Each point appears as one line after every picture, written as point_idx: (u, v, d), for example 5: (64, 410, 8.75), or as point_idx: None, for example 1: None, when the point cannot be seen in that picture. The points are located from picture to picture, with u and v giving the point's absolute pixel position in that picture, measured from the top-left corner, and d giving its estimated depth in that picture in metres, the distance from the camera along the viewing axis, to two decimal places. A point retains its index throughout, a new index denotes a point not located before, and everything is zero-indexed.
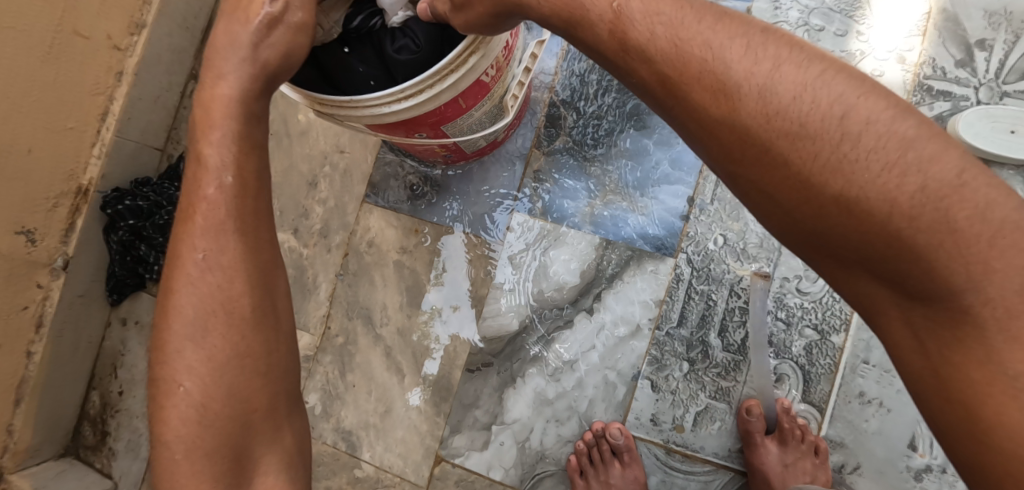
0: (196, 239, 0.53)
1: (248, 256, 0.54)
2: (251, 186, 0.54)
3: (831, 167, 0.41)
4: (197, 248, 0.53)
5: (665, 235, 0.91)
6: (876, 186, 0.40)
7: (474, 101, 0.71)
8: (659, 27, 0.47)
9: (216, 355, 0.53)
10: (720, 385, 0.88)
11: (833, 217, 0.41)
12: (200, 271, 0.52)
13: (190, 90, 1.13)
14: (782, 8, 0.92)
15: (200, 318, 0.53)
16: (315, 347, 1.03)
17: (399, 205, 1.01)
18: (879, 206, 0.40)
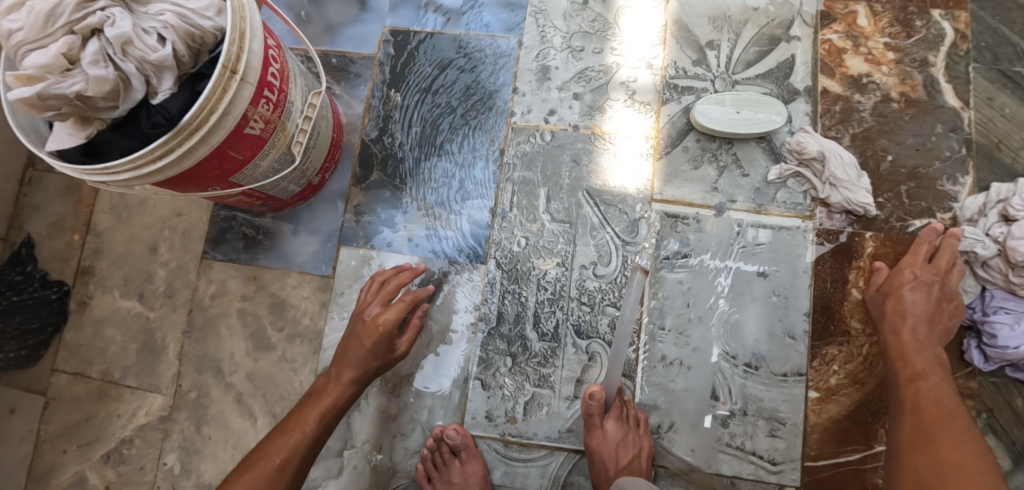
0: (315, 413, 0.87)
1: (299, 455, 0.83)
2: (380, 353, 0.91)
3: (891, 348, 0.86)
4: (311, 419, 0.86)
5: (475, 245, 1.01)
6: (935, 388, 0.80)
7: (252, 152, 0.80)
8: (903, 330, 0.86)
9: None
10: (542, 373, 0.96)
11: (930, 447, 0.75)
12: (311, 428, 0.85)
13: (28, 177, 1.16)
14: (547, 37, 1.06)
15: (262, 480, 0.79)
16: (170, 407, 1.05)
17: (236, 256, 1.07)
18: (921, 426, 0.77)
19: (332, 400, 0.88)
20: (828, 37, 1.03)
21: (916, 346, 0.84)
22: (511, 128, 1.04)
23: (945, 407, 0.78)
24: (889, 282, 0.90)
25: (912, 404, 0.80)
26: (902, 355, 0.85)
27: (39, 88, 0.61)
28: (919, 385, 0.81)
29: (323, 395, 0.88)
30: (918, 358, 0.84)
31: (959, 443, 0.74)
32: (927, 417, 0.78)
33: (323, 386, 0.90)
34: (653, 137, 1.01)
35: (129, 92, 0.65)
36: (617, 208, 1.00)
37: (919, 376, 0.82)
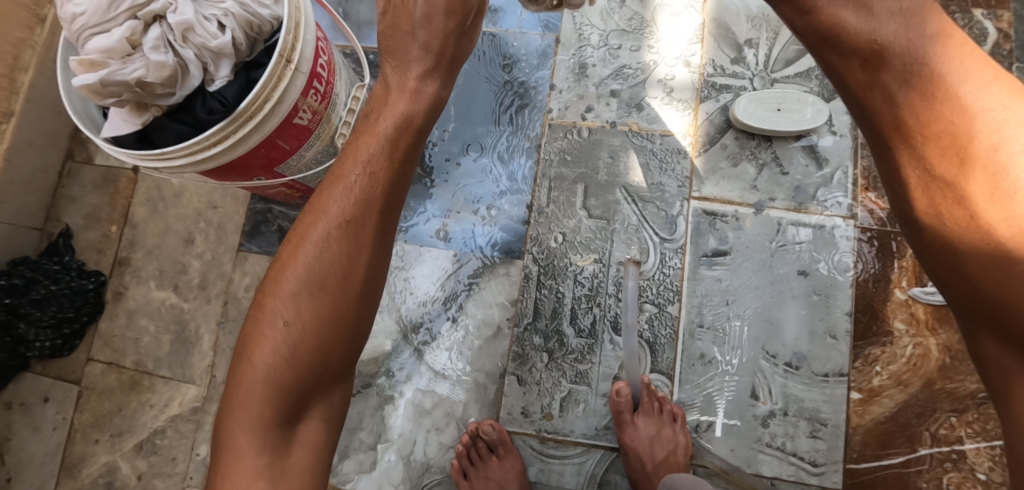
0: (325, 223, 0.63)
1: (367, 233, 0.63)
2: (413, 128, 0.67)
3: (871, 76, 0.56)
4: (325, 225, 0.63)
5: (511, 240, 1.01)
6: (958, 90, 0.53)
7: (298, 142, 0.80)
8: (940, 111, 0.53)
9: (319, 314, 0.61)
10: (579, 369, 0.95)
11: (1011, 261, 0.50)
12: (323, 241, 0.62)
13: (66, 170, 1.18)
14: (584, 34, 1.07)
15: (311, 266, 0.62)
16: (203, 397, 1.05)
17: (272, 248, 1.08)
18: (995, 231, 0.51)
19: (385, 166, 0.64)
20: None
21: (908, 30, 0.54)
22: (547, 124, 1.04)
23: (1018, 192, 0.50)
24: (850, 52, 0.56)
25: (956, 154, 0.52)
26: (934, 77, 0.54)
27: (103, 75, 0.62)
28: (978, 169, 0.52)
29: (368, 137, 0.65)
30: (964, 76, 0.53)
31: (1011, 163, 0.50)
32: (953, 139, 0.53)
33: (335, 174, 0.65)
34: (691, 134, 1.01)
35: (187, 79, 0.66)
36: (655, 204, 0.99)
37: (948, 115, 0.53)
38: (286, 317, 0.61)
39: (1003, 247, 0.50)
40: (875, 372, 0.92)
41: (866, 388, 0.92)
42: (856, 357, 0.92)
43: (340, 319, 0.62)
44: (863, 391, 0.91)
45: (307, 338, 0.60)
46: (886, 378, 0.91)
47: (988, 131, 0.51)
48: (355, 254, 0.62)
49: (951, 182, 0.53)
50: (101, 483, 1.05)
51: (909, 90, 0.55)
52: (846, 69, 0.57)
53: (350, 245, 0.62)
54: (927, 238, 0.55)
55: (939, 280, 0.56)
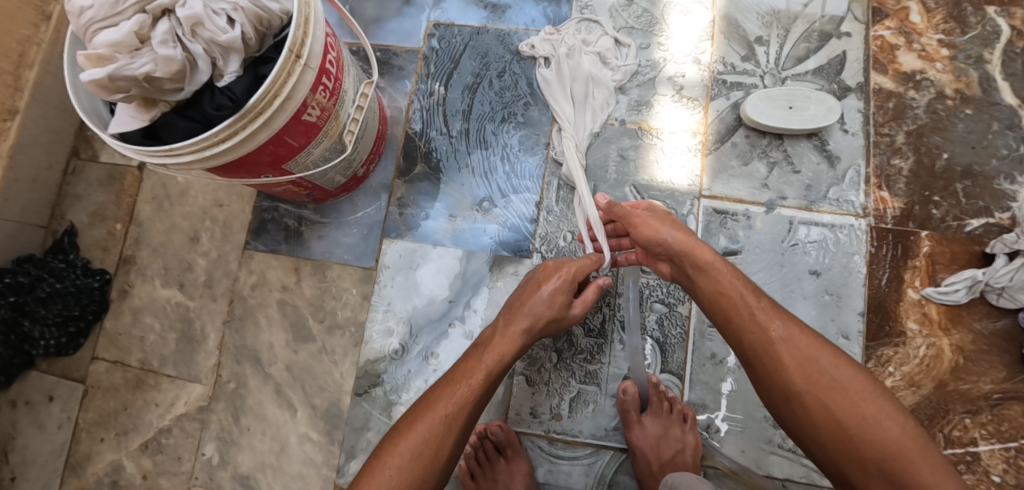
0: (459, 391, 0.77)
1: (471, 401, 0.77)
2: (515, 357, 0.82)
3: (697, 279, 0.80)
4: (455, 395, 0.76)
5: (519, 239, 1.00)
6: (739, 335, 0.75)
7: (307, 139, 0.80)
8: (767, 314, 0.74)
9: (423, 469, 0.72)
10: (588, 370, 0.95)
11: (896, 460, 0.64)
12: (449, 412, 0.75)
13: (72, 167, 1.17)
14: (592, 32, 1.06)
15: (433, 434, 0.74)
16: (208, 397, 1.04)
17: (277, 247, 1.07)
18: (869, 436, 0.66)
19: (498, 359, 0.80)
20: (880, 33, 1.01)
21: (703, 250, 0.80)
22: (556, 123, 1.04)
23: (840, 368, 0.70)
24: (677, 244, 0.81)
25: (786, 397, 0.71)
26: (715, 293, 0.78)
27: (111, 69, 0.61)
28: (810, 381, 0.70)
29: (498, 344, 0.81)
30: (750, 341, 0.74)
31: (834, 377, 0.69)
32: (784, 391, 0.71)
33: (472, 358, 0.81)
34: (701, 133, 1.00)
35: (195, 74, 0.65)
36: (665, 203, 0.98)
37: (772, 348, 0.72)
38: (408, 450, 0.73)
39: (844, 421, 0.67)
40: (888, 373, 0.91)
41: None
42: (868, 357, 0.91)
43: (436, 467, 0.73)
44: None
45: (421, 465, 0.72)
46: (898, 379, 0.90)
47: (806, 335, 0.72)
48: (448, 439, 0.74)
49: (814, 383, 0.70)
50: (106, 482, 1.05)
51: (746, 348, 0.75)
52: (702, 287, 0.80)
53: (449, 433, 0.75)
54: (781, 396, 0.72)
55: (814, 447, 0.70)
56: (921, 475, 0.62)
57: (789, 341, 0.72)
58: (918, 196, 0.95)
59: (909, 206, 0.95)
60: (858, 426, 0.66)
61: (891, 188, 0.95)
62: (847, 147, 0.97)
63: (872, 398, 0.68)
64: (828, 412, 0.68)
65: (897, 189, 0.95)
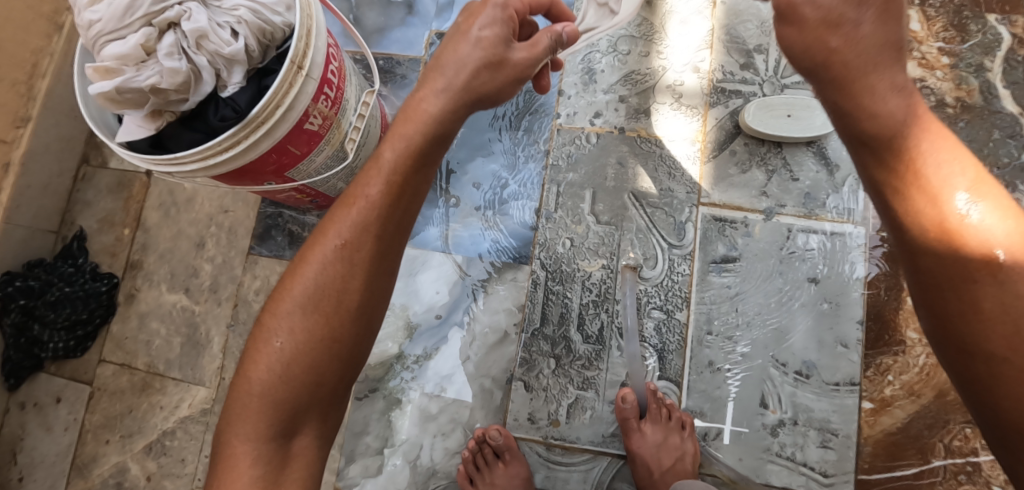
0: (338, 238, 0.61)
1: (365, 256, 0.61)
2: (396, 192, 0.62)
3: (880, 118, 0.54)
4: (337, 240, 0.61)
5: (519, 245, 1.01)
6: (914, 266, 0.54)
7: (309, 148, 0.81)
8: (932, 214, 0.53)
9: (315, 323, 0.60)
10: (586, 376, 0.95)
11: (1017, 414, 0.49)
12: (341, 249, 0.61)
13: (82, 173, 1.20)
14: (600, 63, 1.06)
15: (315, 288, 0.61)
16: (212, 399, 1.06)
17: (281, 252, 1.08)
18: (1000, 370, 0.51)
19: (396, 151, 0.63)
20: None
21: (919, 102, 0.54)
22: (555, 130, 1.05)
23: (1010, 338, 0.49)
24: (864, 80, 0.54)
25: (958, 348, 0.51)
26: (891, 148, 0.54)
27: (118, 82, 0.63)
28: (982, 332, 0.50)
29: (374, 169, 0.63)
30: (927, 266, 0.53)
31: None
32: (960, 342, 0.51)
33: (349, 193, 0.64)
34: (700, 140, 1.01)
35: (200, 85, 0.67)
36: (663, 210, 0.99)
37: (964, 282, 0.51)
38: (287, 338, 0.60)
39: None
40: (888, 382, 0.90)
41: (877, 397, 0.90)
42: (868, 366, 0.91)
43: (340, 327, 0.61)
44: (875, 401, 0.90)
45: (306, 351, 0.60)
46: (898, 388, 0.90)
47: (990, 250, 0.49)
48: (352, 283, 0.61)
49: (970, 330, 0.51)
50: (111, 483, 1.06)
51: (918, 237, 0.53)
52: (865, 160, 0.56)
53: (336, 268, 0.61)
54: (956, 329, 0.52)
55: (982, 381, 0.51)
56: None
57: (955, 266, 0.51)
58: None
59: None
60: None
61: None
62: (846, 155, 0.97)
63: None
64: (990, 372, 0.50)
65: None
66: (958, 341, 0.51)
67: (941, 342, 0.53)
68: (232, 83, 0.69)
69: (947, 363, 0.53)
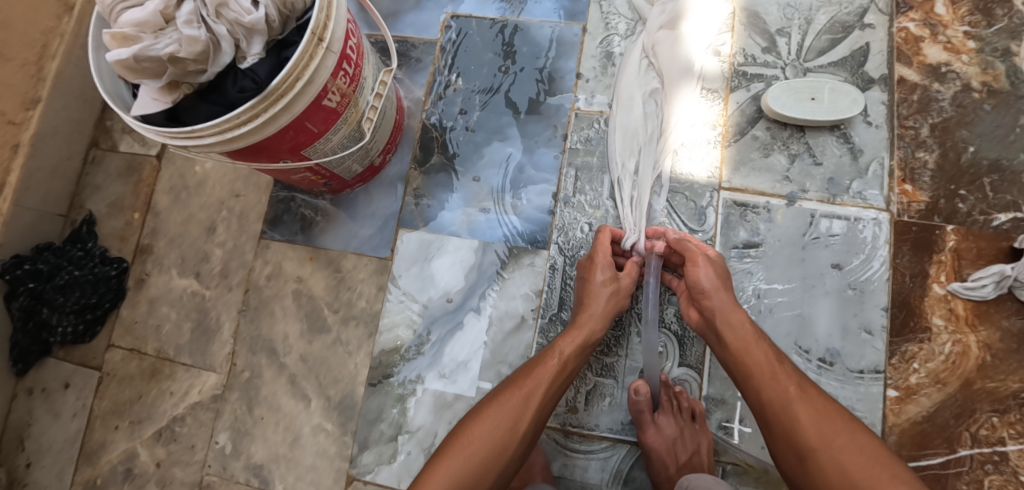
0: (502, 407, 0.77)
1: (527, 423, 0.75)
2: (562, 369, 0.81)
3: (752, 357, 0.77)
4: (498, 414, 0.76)
5: (537, 231, 0.99)
6: (759, 391, 0.75)
7: (326, 126, 0.80)
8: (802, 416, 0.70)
9: (506, 435, 0.74)
10: (604, 362, 0.93)
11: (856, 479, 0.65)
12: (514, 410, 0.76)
13: (91, 157, 1.18)
14: (629, 93, 1.00)
15: (492, 443, 0.73)
16: (222, 386, 1.04)
17: (293, 237, 1.07)
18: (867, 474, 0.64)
19: (576, 346, 0.82)
20: (904, 25, 1.00)
21: (755, 340, 0.78)
22: (573, 114, 1.03)
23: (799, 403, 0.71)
24: (725, 315, 0.81)
25: (799, 453, 0.69)
26: (737, 351, 0.78)
27: (136, 50, 0.62)
28: (791, 407, 0.71)
29: (573, 336, 0.84)
30: (769, 398, 0.73)
31: (850, 439, 0.68)
32: (797, 447, 0.69)
33: (532, 364, 0.82)
34: (721, 125, 0.99)
35: (218, 55, 0.66)
36: (683, 195, 0.98)
37: (789, 406, 0.72)
38: (489, 426, 0.75)
39: (839, 460, 0.66)
40: (913, 370, 0.89)
41: (902, 386, 0.89)
42: (892, 353, 0.90)
43: (514, 443, 0.74)
44: (900, 389, 0.89)
45: (485, 456, 0.73)
46: (923, 376, 0.88)
47: (850, 448, 0.67)
48: (525, 415, 0.76)
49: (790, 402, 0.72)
50: (120, 470, 1.05)
51: (762, 403, 0.74)
52: (726, 339, 0.80)
53: (527, 409, 0.76)
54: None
55: None
56: None
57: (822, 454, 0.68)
58: (944, 190, 0.93)
59: (935, 200, 0.93)
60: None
61: (916, 181, 0.94)
62: (871, 139, 0.96)
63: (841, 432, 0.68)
64: (820, 444, 0.68)
65: (922, 182, 0.93)
66: (796, 448, 0.69)
67: (784, 452, 0.71)
68: (252, 54, 0.68)
69: (788, 468, 0.71)
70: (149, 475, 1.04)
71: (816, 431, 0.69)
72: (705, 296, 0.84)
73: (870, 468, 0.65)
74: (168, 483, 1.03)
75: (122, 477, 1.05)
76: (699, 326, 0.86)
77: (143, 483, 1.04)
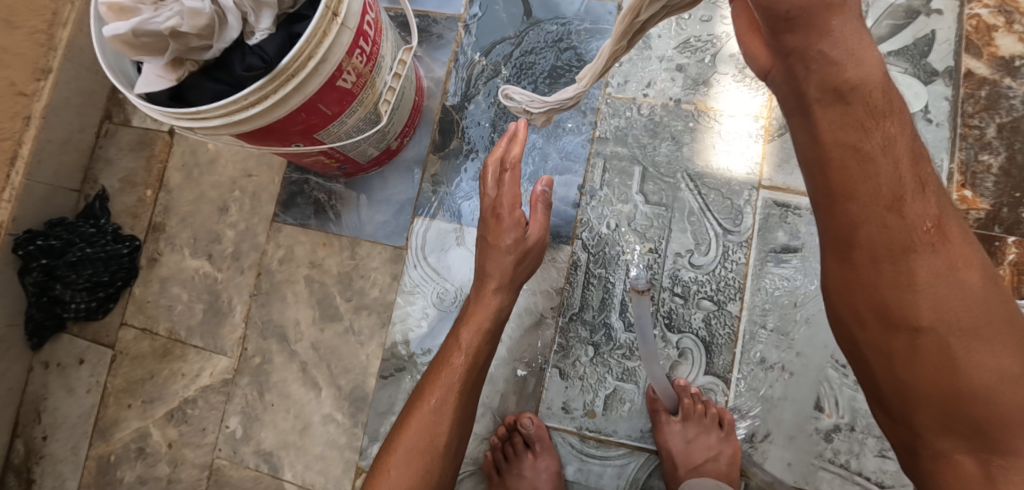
0: (432, 398, 0.73)
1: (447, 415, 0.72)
2: (477, 363, 0.77)
3: (857, 152, 0.52)
4: (425, 409, 0.72)
5: (560, 224, 0.94)
6: (851, 220, 0.53)
7: (341, 108, 0.75)
8: (908, 258, 0.52)
9: (427, 461, 0.70)
10: (626, 366, 0.89)
11: (958, 353, 0.50)
12: (435, 406, 0.72)
13: (104, 131, 1.15)
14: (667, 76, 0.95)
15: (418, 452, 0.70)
16: (233, 370, 1.03)
17: (306, 221, 1.03)
18: (966, 351, 0.50)
19: (475, 334, 0.77)
20: (975, 12, 0.90)
21: (874, 134, 0.52)
22: (604, 100, 0.96)
23: (907, 244, 0.52)
24: (842, 49, 0.51)
25: (887, 314, 0.52)
26: (848, 141, 0.52)
27: (135, 23, 0.58)
28: (897, 250, 0.52)
29: (472, 326, 0.78)
30: (865, 231, 0.53)
31: (965, 301, 0.51)
32: (890, 305, 0.52)
33: (440, 363, 0.77)
34: (765, 117, 0.92)
35: (224, 30, 0.61)
36: (719, 193, 0.91)
37: (896, 245, 0.52)
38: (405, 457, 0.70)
39: (941, 330, 0.51)
40: None
41: None
42: None
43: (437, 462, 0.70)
44: None
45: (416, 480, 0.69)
46: None
47: (963, 298, 0.51)
48: (440, 430, 0.71)
49: (905, 240, 0.52)
50: (132, 448, 1.05)
51: (851, 242, 0.54)
52: (819, 117, 0.53)
53: (442, 423, 0.72)
54: (926, 362, 0.51)
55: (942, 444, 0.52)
56: (983, 377, 0.50)
57: (927, 313, 0.51)
58: (1007, 197, 0.85)
59: (996, 208, 0.85)
60: (972, 372, 0.50)
61: (977, 187, 0.86)
62: (929, 138, 0.88)
63: (960, 289, 0.51)
64: (918, 309, 0.51)
65: (983, 188, 0.86)
66: (882, 306, 0.53)
67: (861, 304, 0.54)
68: (260, 33, 0.63)
69: (856, 327, 0.56)
70: (161, 455, 1.04)
71: (923, 283, 0.51)
72: (797, 42, 0.51)
73: (989, 334, 0.50)
74: (179, 464, 1.03)
75: (135, 455, 1.04)
76: (784, 70, 0.54)
77: (155, 462, 1.04)
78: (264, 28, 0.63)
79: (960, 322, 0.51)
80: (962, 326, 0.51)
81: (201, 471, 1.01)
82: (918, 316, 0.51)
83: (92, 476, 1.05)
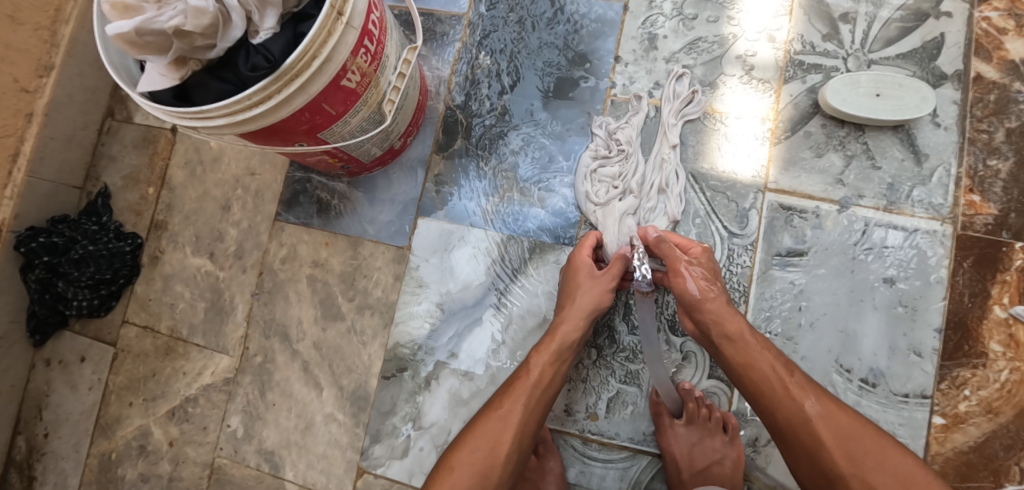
0: (503, 404, 0.76)
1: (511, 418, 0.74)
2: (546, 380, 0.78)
3: (765, 372, 0.72)
4: (496, 413, 0.75)
5: (565, 225, 0.94)
6: (772, 409, 0.70)
7: (345, 107, 0.74)
8: (822, 426, 0.67)
9: (488, 464, 0.71)
10: (629, 369, 0.89)
11: None
12: (503, 413, 0.75)
13: (107, 127, 1.15)
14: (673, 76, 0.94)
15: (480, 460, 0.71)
16: (235, 369, 1.02)
17: (309, 220, 1.03)
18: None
19: (548, 360, 0.79)
20: (986, 14, 0.89)
21: (763, 345, 0.74)
22: (609, 101, 0.96)
23: (826, 420, 0.67)
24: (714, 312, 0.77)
25: (828, 478, 0.65)
26: (742, 364, 0.74)
27: (139, 22, 0.57)
28: (812, 429, 0.67)
29: (544, 349, 0.80)
30: (785, 415, 0.69)
31: (884, 458, 0.64)
32: (825, 471, 0.65)
33: (518, 373, 0.79)
34: (771, 119, 0.91)
35: (228, 29, 0.60)
36: (725, 196, 0.90)
37: (810, 423, 0.67)
38: (473, 454, 0.72)
39: (877, 485, 0.62)
40: (964, 397, 0.82)
41: (950, 413, 0.82)
42: (942, 378, 0.83)
43: (497, 468, 0.71)
44: (947, 416, 0.82)
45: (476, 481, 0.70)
46: (974, 404, 0.82)
47: (887, 450, 0.64)
48: (504, 436, 0.73)
49: (825, 413, 0.67)
50: (134, 445, 1.05)
51: (779, 423, 0.70)
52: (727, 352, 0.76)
53: (507, 431, 0.73)
54: None
55: None
56: None
57: (856, 474, 0.63)
58: (1016, 202, 0.84)
59: (1004, 213, 0.84)
60: None
61: (985, 192, 0.85)
62: (937, 142, 0.87)
63: (877, 443, 0.65)
64: (849, 467, 0.64)
65: (991, 193, 0.85)
66: (824, 472, 0.66)
67: (809, 476, 0.68)
68: (265, 32, 0.62)
69: None
70: (163, 453, 1.03)
71: (845, 460, 0.64)
72: (696, 304, 0.78)
73: (915, 483, 0.62)
74: (181, 462, 1.03)
75: (137, 452, 1.04)
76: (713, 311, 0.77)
77: (157, 460, 1.04)
78: (268, 27, 0.62)
79: (887, 470, 0.63)
80: (892, 479, 0.62)
81: (202, 469, 1.01)
82: (852, 473, 0.64)
83: (94, 473, 1.05)
